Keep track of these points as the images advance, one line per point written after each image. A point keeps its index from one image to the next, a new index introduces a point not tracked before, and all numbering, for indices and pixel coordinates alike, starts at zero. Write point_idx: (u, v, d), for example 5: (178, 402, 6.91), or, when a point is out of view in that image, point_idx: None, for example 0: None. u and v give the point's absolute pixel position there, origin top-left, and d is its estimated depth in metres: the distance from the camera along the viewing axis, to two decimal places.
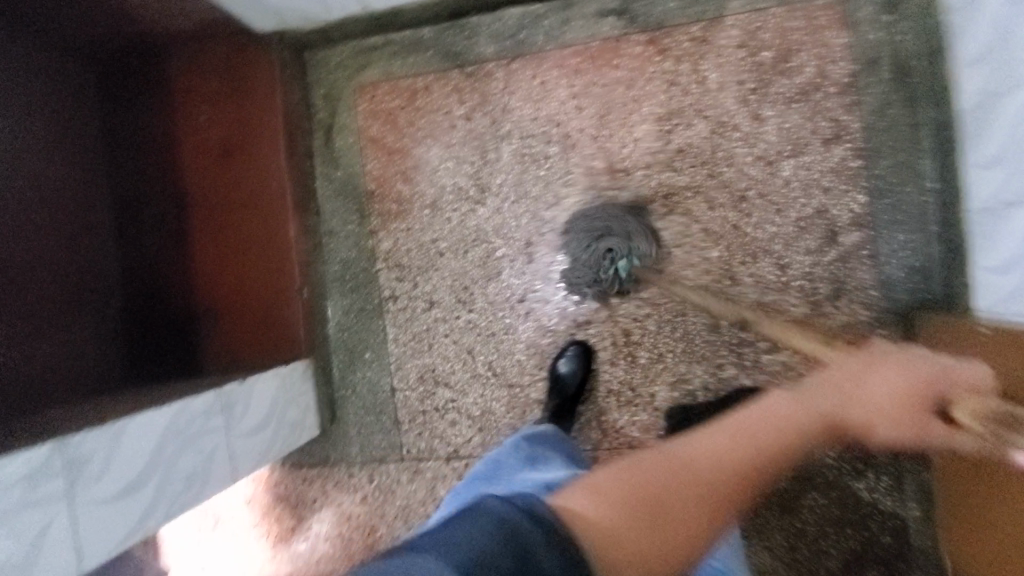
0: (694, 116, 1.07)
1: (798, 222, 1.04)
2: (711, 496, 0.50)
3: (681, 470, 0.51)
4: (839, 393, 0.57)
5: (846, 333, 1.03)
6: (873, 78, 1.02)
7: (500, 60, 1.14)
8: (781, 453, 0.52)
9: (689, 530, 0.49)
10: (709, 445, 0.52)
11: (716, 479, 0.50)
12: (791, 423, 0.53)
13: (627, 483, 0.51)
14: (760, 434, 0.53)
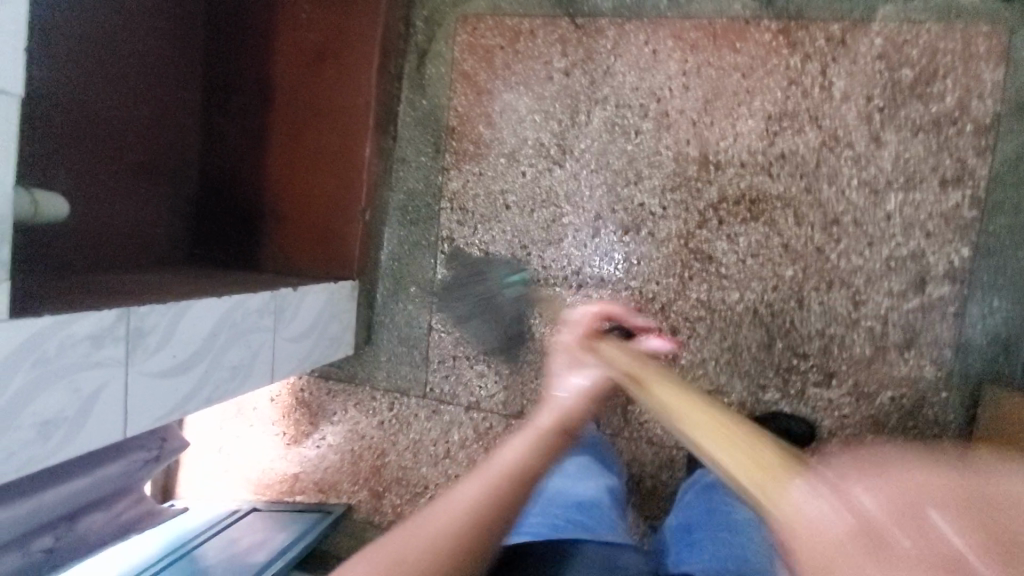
0: (808, 123, 0.99)
1: (888, 261, 0.97)
2: (458, 561, 0.54)
3: (438, 537, 0.54)
4: (556, 437, 0.64)
5: (905, 386, 0.98)
6: (1017, 126, 0.92)
7: (615, 18, 1.07)
8: (498, 500, 0.57)
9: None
10: (450, 503, 0.57)
11: (464, 531, 0.55)
12: (495, 471, 0.59)
13: (408, 553, 0.53)
14: (492, 482, 0.58)
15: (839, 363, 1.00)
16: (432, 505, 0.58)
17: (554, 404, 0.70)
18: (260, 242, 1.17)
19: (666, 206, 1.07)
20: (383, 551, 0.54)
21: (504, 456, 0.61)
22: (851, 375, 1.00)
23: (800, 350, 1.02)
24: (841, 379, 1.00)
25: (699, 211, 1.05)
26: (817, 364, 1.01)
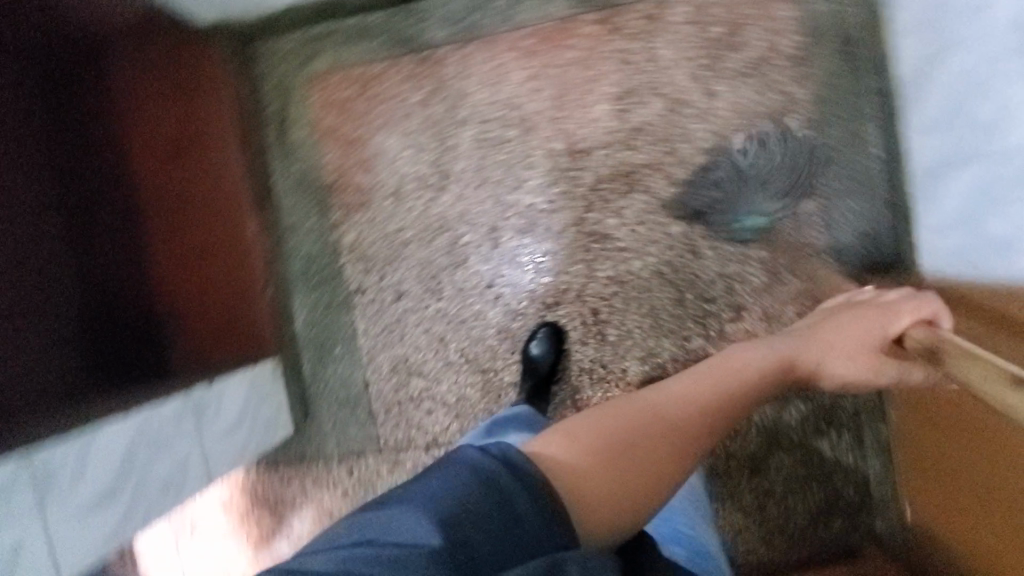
0: (650, 94, 1.08)
1: (754, 194, 1.07)
2: (676, 455, 0.58)
3: (652, 413, 0.60)
4: (778, 364, 0.73)
5: (804, 299, 1.07)
6: (819, 50, 1.04)
7: (453, 44, 1.12)
8: (706, 419, 0.62)
9: (655, 467, 0.57)
10: (668, 394, 0.63)
11: (677, 422, 0.60)
12: (699, 393, 0.64)
13: (626, 423, 0.58)
14: (696, 403, 0.62)
15: (745, 296, 1.09)
16: (647, 391, 0.64)
17: (744, 352, 0.72)
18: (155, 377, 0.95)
19: (552, 201, 1.12)
20: (585, 420, 0.60)
21: (710, 365, 0.69)
22: (757, 303, 1.08)
23: (708, 295, 1.10)
24: (750, 310, 1.08)
25: (582, 197, 1.11)
26: (726, 303, 1.09)
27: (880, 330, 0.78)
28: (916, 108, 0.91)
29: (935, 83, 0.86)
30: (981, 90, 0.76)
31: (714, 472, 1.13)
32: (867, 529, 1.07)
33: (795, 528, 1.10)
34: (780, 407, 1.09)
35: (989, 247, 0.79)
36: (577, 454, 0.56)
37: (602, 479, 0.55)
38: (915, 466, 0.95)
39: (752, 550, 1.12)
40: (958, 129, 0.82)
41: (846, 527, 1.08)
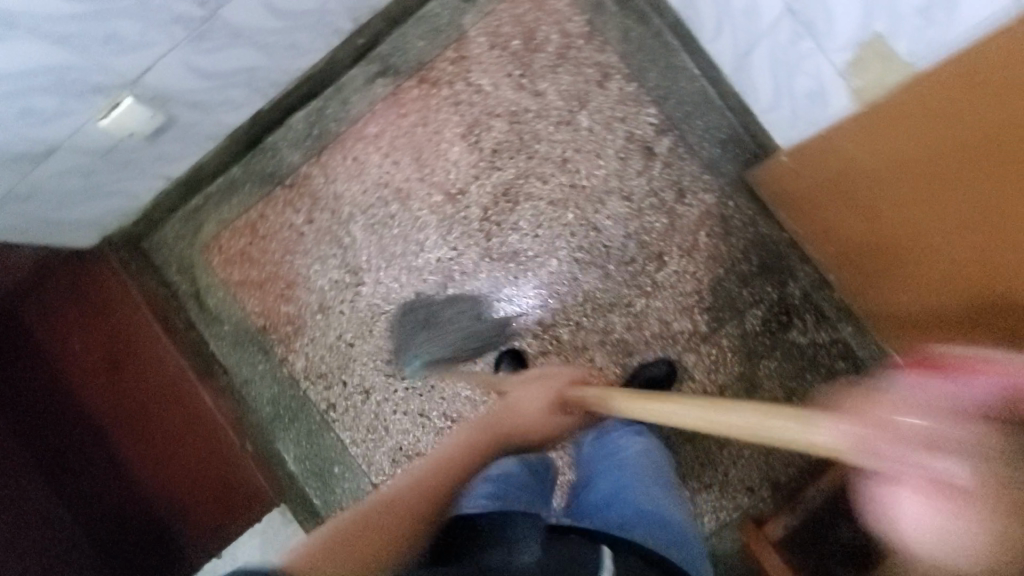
0: (490, 119, 1.18)
1: (618, 155, 1.16)
2: (402, 520, 0.71)
3: (390, 506, 0.73)
4: (482, 449, 0.89)
5: (708, 220, 1.13)
6: (605, 17, 1.16)
7: (310, 160, 1.22)
8: (407, 517, 0.72)
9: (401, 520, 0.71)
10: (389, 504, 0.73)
11: (404, 502, 0.74)
12: (406, 483, 0.78)
13: (339, 537, 0.66)
14: (418, 486, 0.78)
15: (658, 242, 1.14)
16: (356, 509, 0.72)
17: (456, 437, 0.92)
18: (176, 544, 1.12)
19: (456, 245, 1.19)
20: (304, 544, 0.65)
21: (471, 428, 0.91)
22: (671, 244, 1.14)
23: (627, 257, 1.15)
24: (669, 252, 1.14)
25: (480, 229, 1.18)
26: (646, 256, 1.15)
27: (568, 399, 0.93)
28: (699, 22, 1.01)
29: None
30: None
31: None
32: None
33: None
34: (743, 320, 1.12)
35: (807, 101, 0.87)
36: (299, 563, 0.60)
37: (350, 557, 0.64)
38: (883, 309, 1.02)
39: (790, 462, 1.11)
40: (736, 23, 0.92)
41: None
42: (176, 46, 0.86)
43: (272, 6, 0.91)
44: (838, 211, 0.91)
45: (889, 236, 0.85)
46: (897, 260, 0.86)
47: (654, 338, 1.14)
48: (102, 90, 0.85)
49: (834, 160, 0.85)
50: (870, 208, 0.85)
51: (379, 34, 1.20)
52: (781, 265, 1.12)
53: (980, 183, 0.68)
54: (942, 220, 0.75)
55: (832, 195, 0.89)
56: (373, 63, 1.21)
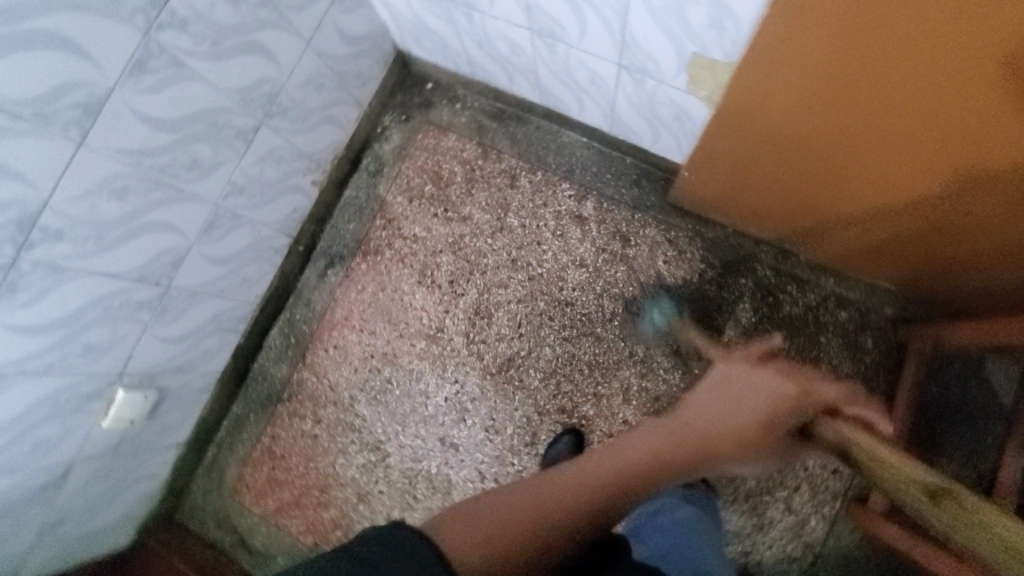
0: (435, 258, 1.28)
1: (556, 234, 1.24)
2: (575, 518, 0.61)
3: (574, 493, 0.62)
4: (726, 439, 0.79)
5: (660, 249, 1.20)
6: (491, 133, 1.30)
7: (298, 367, 1.28)
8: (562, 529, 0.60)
9: (535, 537, 0.58)
10: (574, 478, 0.63)
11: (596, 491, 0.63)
12: (616, 468, 0.65)
13: (508, 518, 0.57)
14: (591, 497, 0.62)
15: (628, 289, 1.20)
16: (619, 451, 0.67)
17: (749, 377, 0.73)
18: None
19: (455, 378, 1.23)
20: (502, 504, 0.58)
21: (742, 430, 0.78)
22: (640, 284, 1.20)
23: (610, 315, 1.20)
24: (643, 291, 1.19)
25: (470, 354, 1.23)
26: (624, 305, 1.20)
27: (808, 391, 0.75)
28: (567, 102, 1.14)
29: (553, 81, 1.08)
30: (572, 68, 0.99)
31: None
32: (889, 321, 1.11)
33: (852, 379, 1.10)
34: (738, 319, 1.16)
35: (677, 119, 0.98)
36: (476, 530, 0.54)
37: (493, 549, 0.54)
38: (857, 246, 1.02)
39: None
40: (590, 92, 1.04)
41: (877, 337, 1.11)
42: (145, 328, 0.96)
43: (215, 258, 1.03)
44: (761, 181, 0.97)
45: (816, 190, 0.92)
46: (837, 202, 0.92)
47: (670, 374, 1.16)
48: (96, 394, 0.93)
49: (728, 154, 0.94)
50: (788, 178, 0.92)
51: (314, 234, 1.32)
52: (741, 255, 1.18)
53: (830, 124, 0.74)
54: (839, 161, 0.81)
55: (747, 174, 0.97)
56: (319, 260, 1.32)
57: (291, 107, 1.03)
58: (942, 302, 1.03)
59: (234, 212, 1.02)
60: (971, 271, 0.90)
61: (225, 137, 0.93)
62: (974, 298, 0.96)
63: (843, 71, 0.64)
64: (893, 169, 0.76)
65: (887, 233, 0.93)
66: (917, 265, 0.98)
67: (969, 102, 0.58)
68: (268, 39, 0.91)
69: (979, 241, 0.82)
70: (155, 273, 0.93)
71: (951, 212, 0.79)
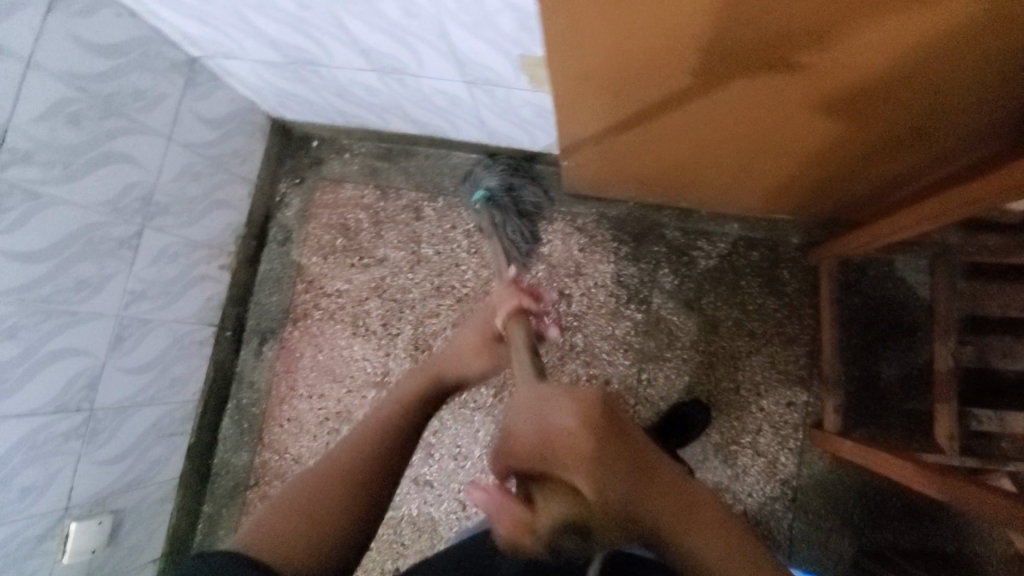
0: (363, 306, 1.29)
1: (472, 252, 1.26)
2: (354, 466, 0.60)
3: (348, 451, 0.61)
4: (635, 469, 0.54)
5: (571, 239, 1.23)
6: (385, 173, 1.32)
7: (258, 449, 1.27)
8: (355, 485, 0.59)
9: (331, 499, 0.58)
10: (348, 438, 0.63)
11: (363, 439, 0.62)
12: (384, 409, 0.65)
13: (287, 507, 0.57)
14: (361, 443, 0.62)
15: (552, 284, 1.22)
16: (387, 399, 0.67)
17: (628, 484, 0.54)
18: None
19: None
20: (274, 508, 0.58)
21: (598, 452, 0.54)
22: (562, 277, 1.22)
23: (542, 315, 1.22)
24: (566, 283, 1.21)
25: None
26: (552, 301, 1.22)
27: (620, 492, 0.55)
28: (440, 127, 1.16)
29: (417, 110, 1.09)
30: (427, 95, 1.02)
31: (706, 364, 1.14)
32: (799, 248, 1.14)
33: (780, 313, 1.13)
34: (661, 286, 1.18)
35: (538, 114, 0.99)
36: (260, 530, 0.56)
37: (292, 528, 0.56)
38: (747, 180, 1.03)
39: (794, 358, 1.12)
40: (453, 112, 1.07)
41: (792, 267, 1.14)
42: (78, 457, 0.94)
43: (134, 368, 1.02)
44: (632, 145, 0.98)
45: (683, 139, 0.92)
46: (709, 144, 0.92)
47: (613, 355, 1.18)
48: (46, 534, 0.92)
49: (592, 131, 0.94)
50: (649, 133, 0.92)
51: (238, 316, 1.31)
52: (647, 224, 1.21)
53: (657, 79, 0.74)
54: (684, 108, 0.81)
55: (618, 142, 0.97)
56: (251, 340, 1.31)
57: (172, 203, 1.04)
58: (837, 208, 1.05)
59: (141, 317, 1.02)
60: (855, 169, 0.91)
61: (108, 249, 0.94)
62: (862, 194, 0.98)
63: (634, 33, 0.64)
64: (732, 100, 0.77)
65: (766, 159, 0.94)
66: (808, 180, 0.98)
67: (751, 22, 0.59)
68: (124, 144, 0.93)
69: (839, 143, 0.84)
70: (73, 400, 0.92)
71: (801, 122, 0.80)
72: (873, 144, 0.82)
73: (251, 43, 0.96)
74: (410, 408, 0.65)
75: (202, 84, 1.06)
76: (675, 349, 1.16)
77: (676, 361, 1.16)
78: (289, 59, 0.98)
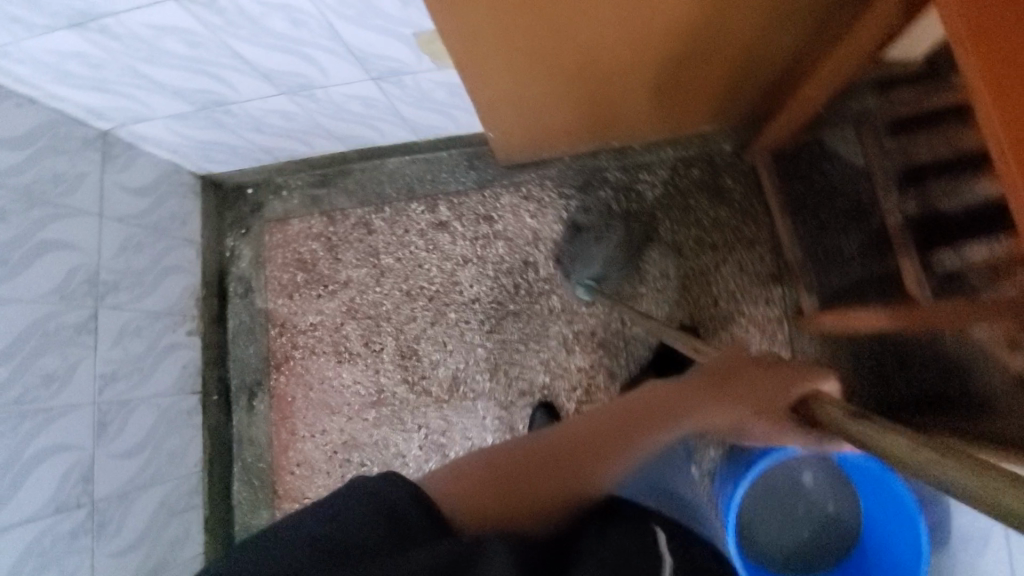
0: (341, 333, 1.28)
1: (431, 249, 1.27)
2: (592, 455, 0.56)
3: (588, 433, 0.59)
4: None
5: (522, 209, 1.25)
6: (326, 199, 1.32)
7: (275, 502, 1.25)
8: (582, 470, 0.55)
9: (552, 478, 0.54)
10: (585, 424, 0.60)
11: (608, 431, 0.60)
12: (632, 407, 0.64)
13: (498, 464, 0.54)
14: (606, 433, 0.59)
15: (516, 257, 1.24)
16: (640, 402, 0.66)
17: None
18: None
19: (417, 424, 1.23)
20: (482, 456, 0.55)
21: None
22: (524, 247, 1.24)
23: (516, 288, 1.23)
24: (530, 251, 1.23)
25: (419, 395, 1.24)
26: (522, 272, 1.23)
27: None
28: (367, 135, 1.17)
29: (339, 123, 1.10)
30: (342, 104, 1.03)
31: (682, 287, 1.17)
32: (734, 155, 1.19)
33: (735, 219, 1.17)
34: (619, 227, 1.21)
35: (452, 92, 1.01)
36: (465, 476, 0.51)
37: (493, 490, 0.51)
38: (667, 102, 1.05)
39: (760, 257, 1.15)
40: (372, 114, 1.08)
41: (733, 174, 1.18)
42: (91, 552, 0.92)
43: (126, 451, 1.00)
44: (547, 100, 1.00)
45: (593, 80, 0.94)
46: (619, 78, 0.94)
47: (592, 306, 1.20)
48: None
49: (506, 97, 0.96)
50: (557, 86, 0.94)
51: (221, 377, 1.29)
52: (590, 173, 1.23)
53: (542, 25, 0.76)
54: (579, 48, 0.84)
55: (534, 101, 0.99)
56: (240, 398, 1.29)
57: (121, 279, 1.03)
58: (751, 108, 1.10)
59: (121, 399, 1.00)
60: (760, 62, 0.94)
61: (66, 338, 0.92)
62: (773, 84, 1.02)
63: None
64: (619, 28, 0.79)
65: (676, 77, 0.96)
66: (723, 86, 1.01)
67: None
68: (57, 231, 0.92)
69: (735, 42, 0.87)
70: (72, 496, 0.90)
71: (694, 32, 0.83)
72: (764, 31, 0.85)
73: (156, 98, 0.95)
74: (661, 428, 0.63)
75: (120, 155, 1.05)
76: (649, 281, 1.19)
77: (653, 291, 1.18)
78: (198, 106, 0.98)
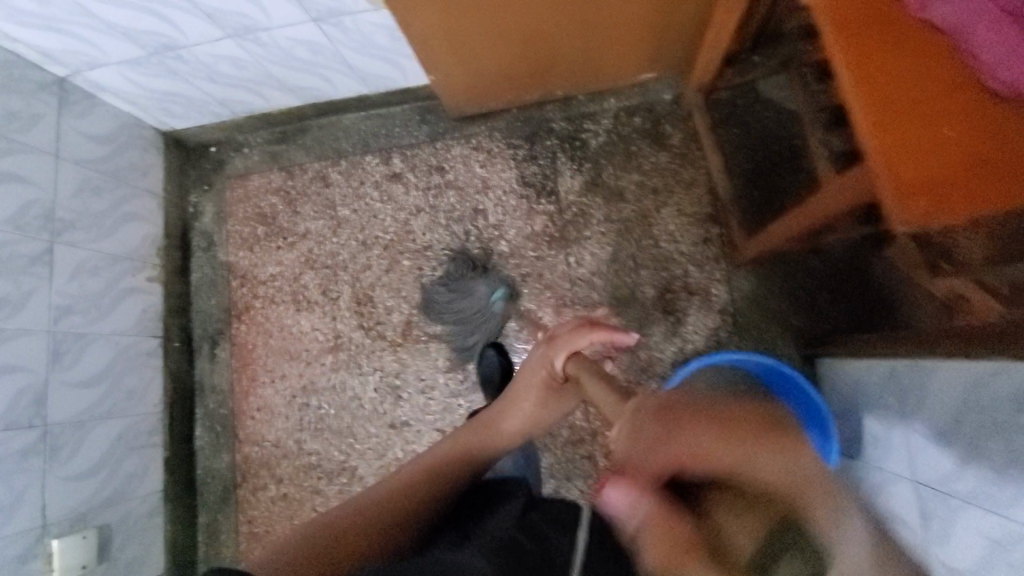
0: (299, 282, 1.32)
1: (386, 200, 1.31)
2: (387, 506, 0.71)
3: (383, 492, 0.73)
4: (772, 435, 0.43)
5: (472, 159, 1.29)
6: (285, 154, 1.36)
7: (234, 447, 1.28)
8: (382, 519, 0.69)
9: (354, 534, 0.66)
10: (374, 487, 0.75)
11: (391, 482, 0.75)
12: (415, 460, 0.80)
13: (306, 538, 0.66)
14: (391, 485, 0.75)
15: (467, 205, 1.28)
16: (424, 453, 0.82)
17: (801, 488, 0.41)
18: None
19: (373, 367, 1.26)
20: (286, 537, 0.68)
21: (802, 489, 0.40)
22: (474, 196, 1.28)
23: (467, 235, 1.27)
24: (480, 199, 1.27)
25: (374, 339, 1.27)
26: (472, 220, 1.27)
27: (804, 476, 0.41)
28: (318, 86, 1.22)
29: (288, 72, 1.15)
30: (287, 49, 1.07)
31: (623, 230, 1.21)
32: (672, 103, 1.23)
33: (674, 163, 1.21)
34: (564, 174, 1.25)
35: (390, 36, 1.05)
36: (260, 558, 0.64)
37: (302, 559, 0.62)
38: (599, 50, 1.09)
39: (698, 199, 1.20)
40: (317, 60, 1.12)
41: (671, 121, 1.23)
42: (43, 473, 0.96)
43: (80, 383, 1.04)
44: (481, 47, 1.03)
45: (519, 24, 0.98)
46: (544, 22, 0.98)
47: (539, 250, 1.24)
48: (27, 554, 0.93)
49: (438, 42, 1.00)
50: (494, 28, 0.99)
51: (183, 327, 1.32)
52: (536, 123, 1.28)
53: None
54: None
55: (466, 48, 1.03)
56: (202, 347, 1.32)
57: (77, 219, 1.08)
58: (684, 54, 1.15)
59: (75, 332, 1.05)
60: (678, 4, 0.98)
61: (19, 266, 0.97)
62: (699, 25, 1.06)
63: None
64: None
65: (600, 22, 1.00)
66: (649, 30, 1.05)
67: None
68: (11, 164, 0.97)
69: None
70: (23, 416, 0.94)
71: None
72: None
73: (107, 40, 1.01)
74: (454, 469, 0.78)
75: (78, 102, 1.11)
76: (593, 225, 1.23)
77: (596, 235, 1.22)
78: (149, 51, 1.04)
